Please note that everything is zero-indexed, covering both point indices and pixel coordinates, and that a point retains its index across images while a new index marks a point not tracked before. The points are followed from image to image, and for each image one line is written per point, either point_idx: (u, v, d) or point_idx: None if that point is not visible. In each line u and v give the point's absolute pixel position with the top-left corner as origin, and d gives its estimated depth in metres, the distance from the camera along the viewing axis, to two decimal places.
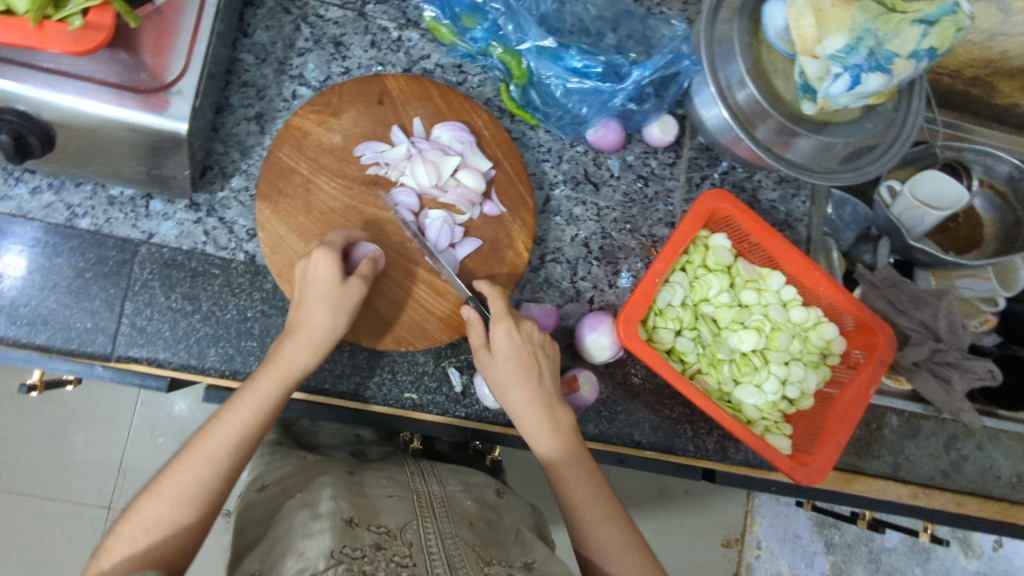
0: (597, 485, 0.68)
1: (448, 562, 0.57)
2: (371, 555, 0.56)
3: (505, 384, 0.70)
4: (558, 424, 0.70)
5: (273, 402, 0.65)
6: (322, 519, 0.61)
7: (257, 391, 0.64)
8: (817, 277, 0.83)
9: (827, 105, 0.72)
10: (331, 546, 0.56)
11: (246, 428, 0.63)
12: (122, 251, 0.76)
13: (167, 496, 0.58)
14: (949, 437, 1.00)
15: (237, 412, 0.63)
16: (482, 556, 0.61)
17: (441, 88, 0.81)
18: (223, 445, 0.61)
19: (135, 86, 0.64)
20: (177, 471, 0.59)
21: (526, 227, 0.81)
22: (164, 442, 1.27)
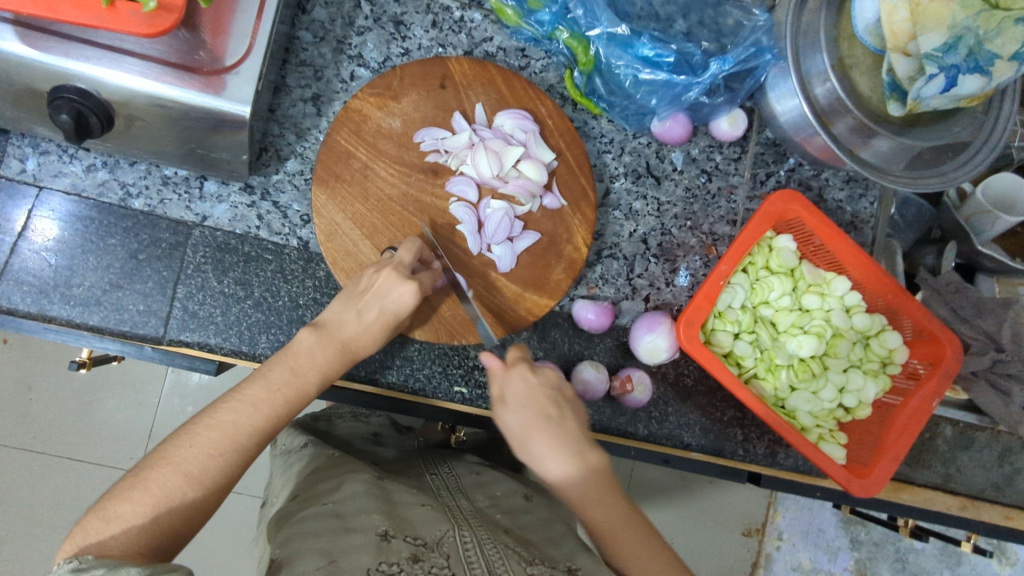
0: (651, 535, 0.60)
1: (489, 568, 0.55)
2: (409, 570, 0.55)
3: (522, 435, 0.64)
4: (588, 467, 0.62)
5: (325, 374, 0.64)
6: (356, 534, 0.60)
7: (312, 363, 0.63)
8: (885, 283, 0.80)
9: (916, 107, 0.67)
10: (368, 564, 0.55)
11: (294, 393, 0.61)
12: (176, 234, 0.74)
13: (211, 443, 0.56)
14: (1003, 450, 0.97)
15: (287, 377, 0.61)
16: (524, 559, 0.59)
17: (505, 72, 0.77)
18: (265, 405, 0.59)
19: (194, 65, 0.62)
20: (218, 422, 0.57)
21: (587, 221, 0.78)
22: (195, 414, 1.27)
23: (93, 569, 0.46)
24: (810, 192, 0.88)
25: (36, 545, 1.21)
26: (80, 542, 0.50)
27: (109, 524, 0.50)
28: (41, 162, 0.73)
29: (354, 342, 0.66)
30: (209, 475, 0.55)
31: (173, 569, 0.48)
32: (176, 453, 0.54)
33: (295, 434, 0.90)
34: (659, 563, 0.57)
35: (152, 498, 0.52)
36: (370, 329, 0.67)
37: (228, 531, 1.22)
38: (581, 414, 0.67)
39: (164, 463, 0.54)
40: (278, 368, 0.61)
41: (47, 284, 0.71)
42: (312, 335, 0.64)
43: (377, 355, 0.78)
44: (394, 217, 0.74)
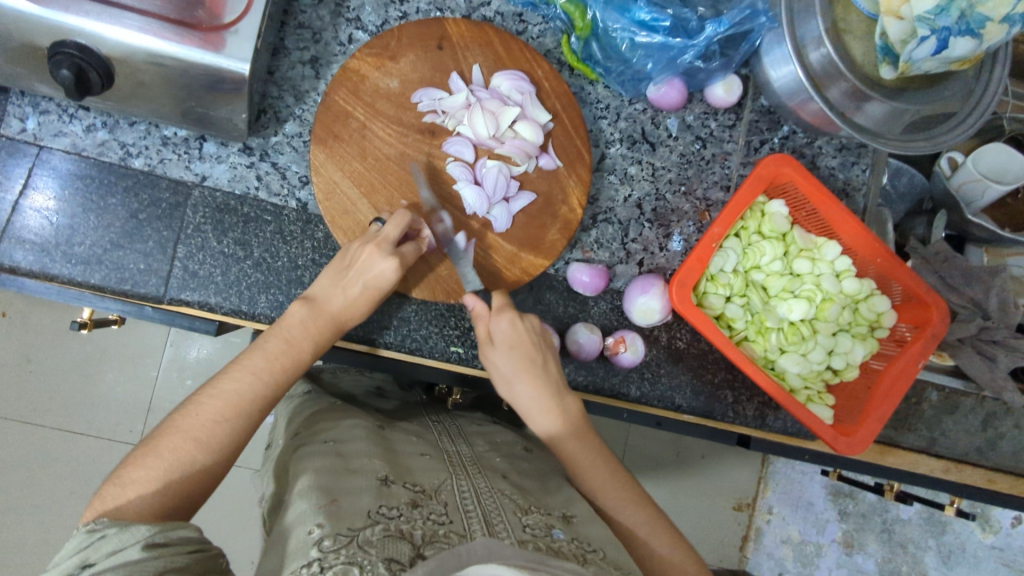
0: (615, 467, 0.70)
1: (486, 517, 0.57)
2: (407, 514, 0.56)
3: (511, 376, 0.70)
4: (565, 410, 0.71)
5: (316, 342, 0.67)
6: (357, 476, 0.61)
7: (304, 332, 0.66)
8: (875, 248, 0.81)
9: (908, 69, 0.69)
10: (368, 506, 0.56)
11: (290, 362, 0.65)
12: (175, 194, 0.75)
13: (216, 410, 0.59)
14: (988, 415, 0.99)
15: (284, 346, 0.65)
16: (520, 506, 0.61)
17: (502, 33, 0.78)
18: (265, 373, 0.63)
19: (193, 22, 0.62)
20: (221, 391, 0.60)
21: (582, 183, 0.79)
22: (193, 383, 1.28)
23: (106, 528, 0.49)
24: (803, 159, 0.89)
25: (35, 511, 1.22)
26: (99, 507, 0.52)
27: (126, 490, 0.52)
28: (41, 122, 0.73)
29: (343, 315, 0.69)
30: (218, 440, 0.58)
31: (182, 525, 0.51)
32: (184, 420, 0.57)
33: (301, 384, 0.92)
34: (618, 483, 0.68)
35: (163, 464, 0.54)
36: (356, 303, 0.68)
37: (226, 497, 1.24)
38: (559, 361, 0.74)
39: (172, 431, 0.56)
40: (274, 340, 0.65)
41: (48, 242, 0.72)
42: (302, 309, 0.67)
43: (374, 315, 0.80)
44: (392, 176, 0.75)
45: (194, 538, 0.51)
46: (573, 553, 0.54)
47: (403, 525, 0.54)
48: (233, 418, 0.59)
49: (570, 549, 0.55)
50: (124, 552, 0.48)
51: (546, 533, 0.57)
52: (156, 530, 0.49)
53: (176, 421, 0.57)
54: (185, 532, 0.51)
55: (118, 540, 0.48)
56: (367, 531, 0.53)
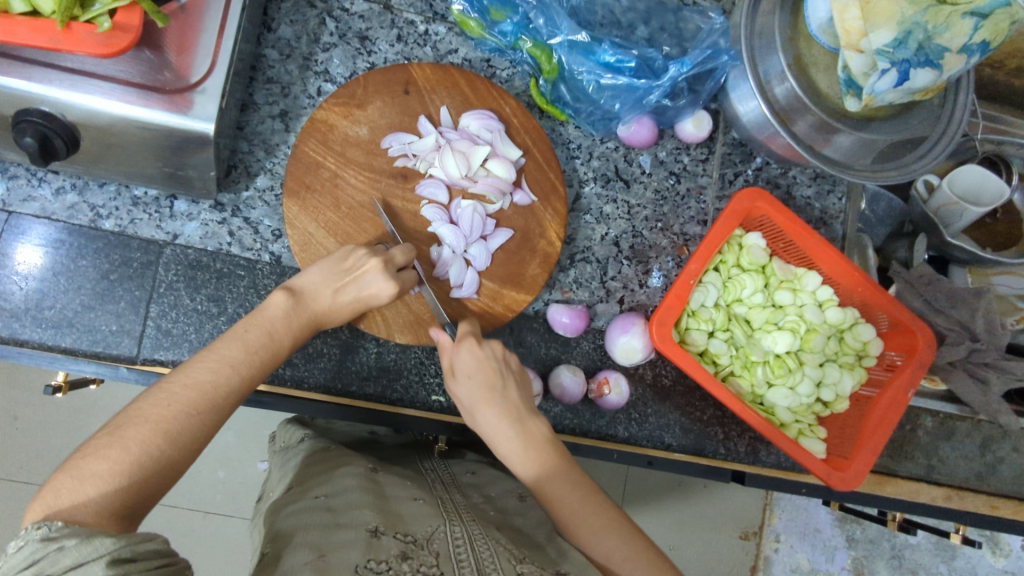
0: (583, 489, 0.65)
1: (477, 565, 0.55)
2: (397, 566, 0.54)
3: (471, 405, 0.69)
4: (527, 434, 0.68)
5: (295, 336, 0.66)
6: (347, 530, 0.59)
7: (287, 325, 0.66)
8: (855, 277, 0.80)
9: (872, 101, 0.69)
10: (357, 559, 0.54)
11: (270, 355, 0.63)
12: (147, 253, 0.74)
13: (188, 401, 0.56)
14: (985, 439, 0.97)
15: (263, 338, 0.63)
16: (515, 554, 0.59)
17: (468, 74, 0.78)
18: (242, 367, 0.61)
19: (160, 86, 0.63)
20: (195, 380, 0.57)
21: (558, 216, 0.79)
22: None
23: (65, 538, 0.44)
24: (778, 189, 0.90)
25: None
26: (51, 504, 0.47)
27: (83, 484, 0.49)
28: (11, 187, 0.73)
29: (324, 316, 0.69)
30: (184, 434, 0.55)
31: (149, 537, 0.46)
32: (153, 411, 0.54)
33: (293, 430, 0.90)
34: (588, 507, 0.64)
35: (118, 452, 0.51)
36: (342, 307, 0.69)
37: (217, 553, 1.22)
38: (525, 385, 0.72)
39: (131, 418, 0.53)
40: (255, 330, 0.63)
41: (19, 308, 0.71)
42: (286, 300, 0.66)
43: (353, 367, 0.78)
44: (366, 224, 0.75)
45: (162, 552, 0.47)
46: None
47: None
48: (204, 412, 0.57)
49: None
50: (87, 567, 0.43)
51: None
52: (122, 543, 0.45)
53: (139, 407, 0.54)
54: (152, 544, 0.46)
55: (79, 553, 0.44)
56: None
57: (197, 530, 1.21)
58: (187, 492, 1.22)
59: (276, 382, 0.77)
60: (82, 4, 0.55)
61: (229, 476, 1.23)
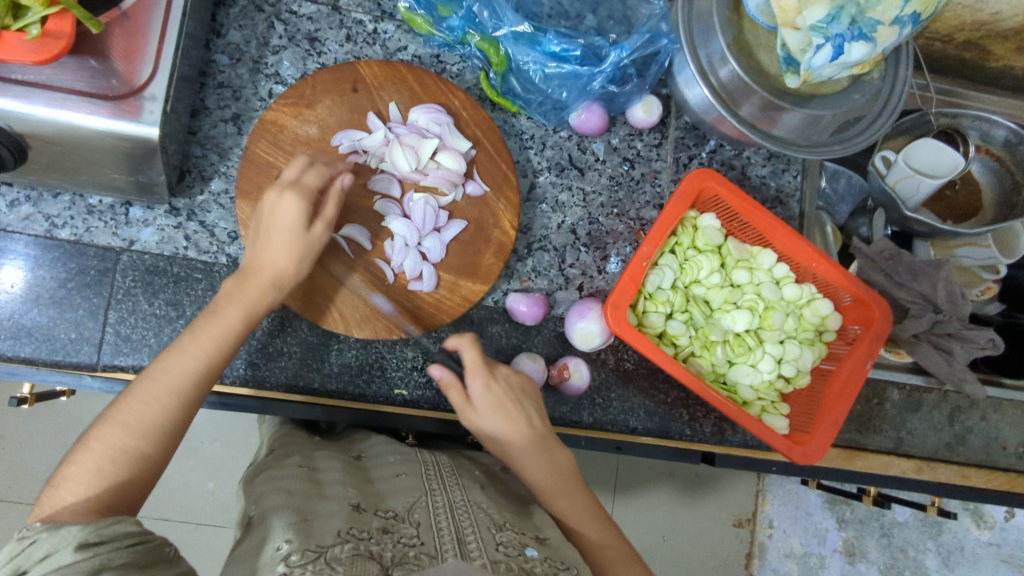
0: (595, 518, 0.69)
1: (457, 535, 0.57)
2: (378, 537, 0.56)
3: (494, 434, 0.70)
4: (550, 462, 0.71)
5: (255, 307, 0.64)
6: (329, 501, 0.61)
7: (233, 302, 0.63)
8: (808, 253, 0.81)
9: (810, 77, 0.70)
10: (339, 526, 0.56)
11: (220, 332, 0.62)
12: (103, 260, 0.75)
13: (151, 394, 0.57)
14: (953, 410, 0.98)
15: (215, 325, 0.62)
16: (495, 523, 0.62)
17: (416, 71, 0.79)
18: (202, 354, 0.60)
19: (105, 93, 0.64)
20: (157, 374, 0.58)
21: (511, 205, 0.80)
22: None
23: (37, 533, 0.48)
24: (733, 170, 0.91)
25: None
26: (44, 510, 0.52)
27: (62, 489, 0.52)
28: None
29: (280, 271, 0.65)
30: (155, 425, 0.57)
31: (121, 520, 0.50)
32: (121, 411, 0.56)
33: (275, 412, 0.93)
34: (599, 536, 0.68)
35: (103, 455, 0.54)
36: (279, 245, 0.65)
37: (204, 560, 1.23)
38: (542, 410, 0.73)
39: (113, 421, 0.56)
40: (213, 324, 0.62)
41: None
42: (229, 282, 0.65)
43: (315, 364, 0.79)
44: None
45: (133, 531, 0.50)
46: (546, 572, 0.55)
47: (373, 546, 0.53)
48: (167, 399, 0.58)
49: (541, 570, 0.55)
50: (56, 556, 0.47)
51: (519, 550, 0.57)
52: (89, 528, 0.49)
53: (115, 410, 0.57)
54: (122, 526, 0.50)
55: (49, 544, 0.48)
56: (336, 548, 0.52)
57: (182, 539, 1.22)
58: (170, 501, 1.22)
59: (237, 383, 0.77)
60: (13, 13, 0.56)
61: (218, 487, 1.23)
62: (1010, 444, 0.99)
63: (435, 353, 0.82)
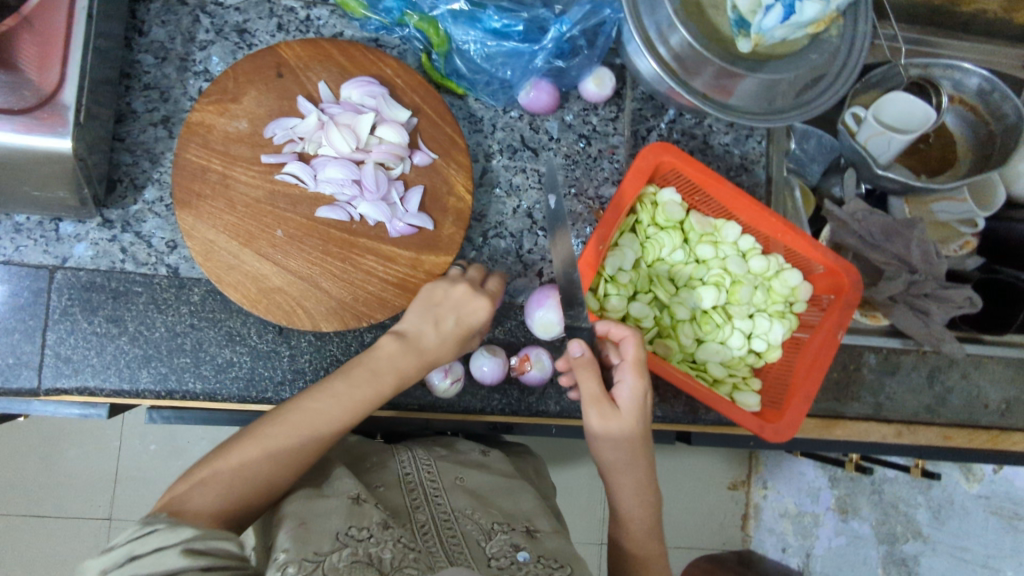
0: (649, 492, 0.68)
1: (451, 556, 0.60)
2: (377, 536, 0.57)
3: (595, 402, 0.65)
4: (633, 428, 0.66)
5: (399, 382, 0.64)
6: (326, 497, 0.60)
7: (390, 366, 0.63)
8: (772, 223, 0.78)
9: (763, 39, 0.67)
10: (337, 528, 0.57)
11: (372, 395, 0.62)
12: (36, 279, 0.72)
13: (286, 432, 0.57)
14: (932, 370, 0.95)
15: (367, 377, 0.62)
16: (484, 530, 0.66)
17: (340, 44, 0.75)
18: (346, 400, 0.60)
19: (20, 107, 0.60)
20: (299, 408, 0.59)
21: (463, 168, 0.76)
22: (158, 448, 1.25)
23: (158, 523, 0.50)
24: (694, 140, 0.87)
25: None
26: (171, 494, 0.54)
27: (192, 488, 0.54)
28: None
29: (435, 353, 0.66)
30: (294, 459, 0.57)
31: (225, 537, 0.50)
32: (277, 433, 0.57)
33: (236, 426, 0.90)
34: (644, 515, 0.67)
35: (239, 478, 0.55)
36: (446, 338, 0.66)
37: None
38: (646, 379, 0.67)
39: (254, 440, 0.56)
40: (359, 369, 0.62)
41: None
42: (394, 341, 0.65)
43: (265, 372, 0.74)
44: (266, 218, 0.72)
45: (236, 553, 0.50)
46: None
47: (373, 549, 0.55)
48: (290, 436, 0.57)
49: (540, 573, 0.60)
50: (164, 555, 0.48)
51: (511, 560, 0.61)
52: (198, 536, 0.49)
53: (263, 428, 0.57)
54: (227, 544, 0.50)
55: (166, 537, 0.49)
56: (334, 557, 0.54)
57: None
58: None
59: (189, 399, 0.73)
60: None
61: None
62: (993, 401, 0.96)
63: None
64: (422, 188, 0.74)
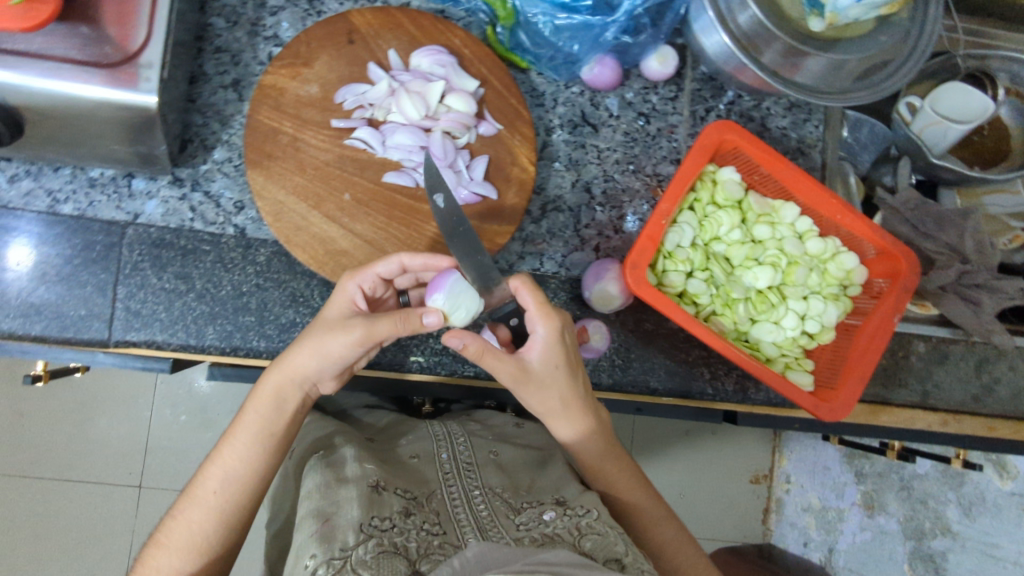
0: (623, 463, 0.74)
1: (479, 530, 0.60)
2: (400, 524, 0.59)
3: (541, 402, 0.68)
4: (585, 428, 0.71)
5: (296, 402, 0.66)
6: (349, 485, 0.66)
7: (267, 403, 0.65)
8: (833, 205, 0.78)
9: (836, 19, 0.68)
10: (360, 518, 0.60)
11: (270, 425, 0.65)
12: (108, 234, 0.73)
13: (214, 482, 0.63)
14: (979, 360, 0.95)
15: (258, 415, 0.65)
16: (513, 507, 0.66)
17: (410, 12, 0.75)
18: (261, 430, 0.65)
19: (99, 60, 0.61)
20: (217, 466, 0.64)
21: (527, 140, 0.77)
22: (188, 421, 1.28)
23: None
24: (752, 122, 0.87)
25: (43, 563, 1.23)
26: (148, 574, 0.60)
27: (162, 557, 0.60)
28: None
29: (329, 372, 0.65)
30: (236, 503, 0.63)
31: None
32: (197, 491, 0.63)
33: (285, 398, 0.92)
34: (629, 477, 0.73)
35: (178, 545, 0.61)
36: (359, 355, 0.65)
37: None
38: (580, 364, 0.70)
39: (185, 503, 0.63)
40: (255, 410, 0.65)
41: None
42: (300, 368, 0.64)
43: None
44: (335, 181, 0.73)
45: None
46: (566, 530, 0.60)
47: (396, 536, 0.58)
48: (219, 484, 0.63)
49: (565, 529, 0.60)
50: None
51: (539, 522, 0.62)
52: None
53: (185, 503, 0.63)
54: None
55: None
56: (360, 549, 0.56)
57: None
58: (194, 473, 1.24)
59: (252, 357, 0.75)
60: None
61: None
62: None
63: None
64: (432, 167, 0.67)
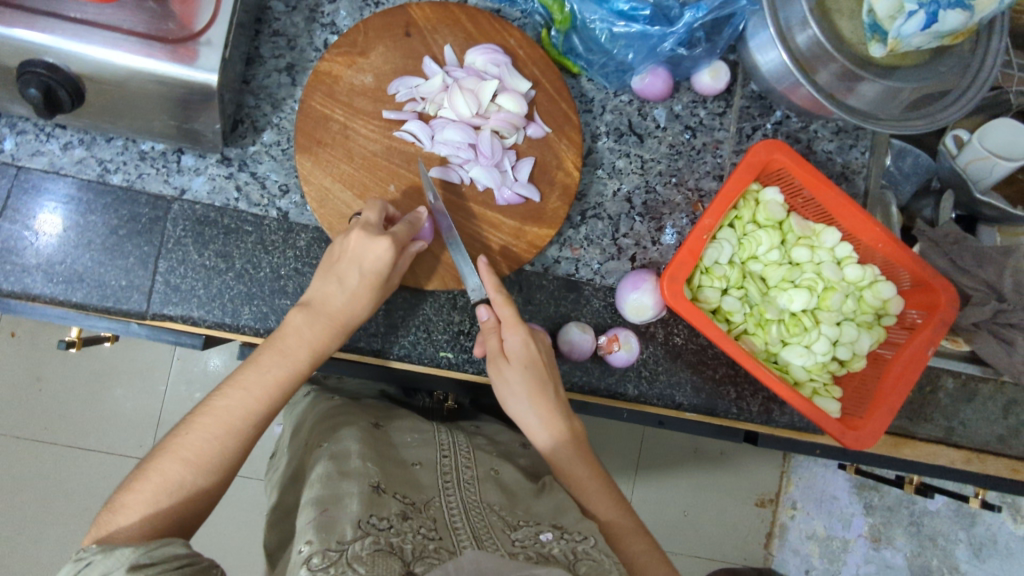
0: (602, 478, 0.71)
1: (475, 536, 0.57)
2: (398, 527, 0.56)
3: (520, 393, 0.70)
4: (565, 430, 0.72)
5: (313, 353, 0.66)
6: (350, 480, 0.61)
7: (299, 342, 0.65)
8: (875, 232, 0.78)
9: (897, 46, 0.66)
10: (358, 516, 0.56)
11: (284, 375, 0.64)
12: (154, 208, 0.74)
13: (207, 431, 0.59)
14: (1008, 401, 0.94)
15: (275, 359, 0.64)
16: (509, 522, 0.61)
17: (468, 9, 0.76)
18: (262, 393, 0.62)
19: (164, 35, 0.62)
20: (214, 408, 0.61)
21: (574, 145, 0.77)
22: (201, 398, 1.28)
23: (91, 555, 0.51)
24: (798, 144, 0.87)
25: (49, 527, 1.24)
26: (100, 533, 0.54)
27: (118, 517, 0.54)
28: (18, 142, 0.73)
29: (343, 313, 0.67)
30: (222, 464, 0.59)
31: (167, 544, 0.52)
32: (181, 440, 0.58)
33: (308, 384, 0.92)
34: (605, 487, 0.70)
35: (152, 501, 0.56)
36: (354, 292, 0.67)
37: (237, 512, 1.25)
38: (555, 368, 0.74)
39: (171, 455, 0.57)
40: (267, 352, 0.64)
41: (30, 262, 0.72)
42: (299, 314, 0.66)
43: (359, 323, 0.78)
44: (381, 172, 0.73)
45: (182, 554, 0.52)
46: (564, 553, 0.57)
47: (394, 539, 0.55)
48: (222, 433, 0.60)
49: (560, 551, 0.57)
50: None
51: (536, 541, 0.58)
52: (140, 552, 0.50)
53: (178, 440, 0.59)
54: (171, 549, 0.52)
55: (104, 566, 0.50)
56: (357, 545, 0.53)
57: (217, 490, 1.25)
58: None
59: None
60: None
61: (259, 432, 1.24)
62: None
63: (482, 319, 0.80)
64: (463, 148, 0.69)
